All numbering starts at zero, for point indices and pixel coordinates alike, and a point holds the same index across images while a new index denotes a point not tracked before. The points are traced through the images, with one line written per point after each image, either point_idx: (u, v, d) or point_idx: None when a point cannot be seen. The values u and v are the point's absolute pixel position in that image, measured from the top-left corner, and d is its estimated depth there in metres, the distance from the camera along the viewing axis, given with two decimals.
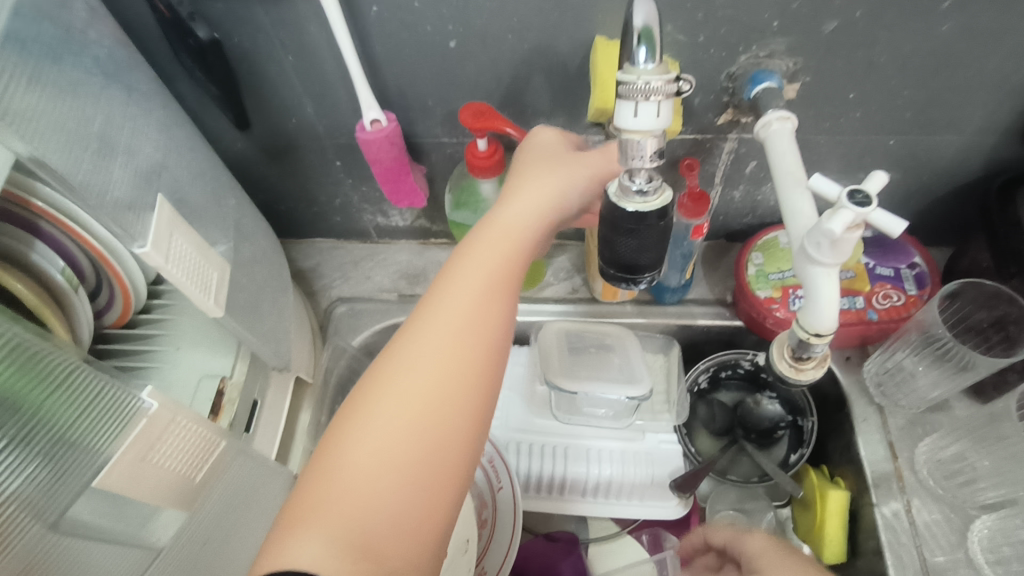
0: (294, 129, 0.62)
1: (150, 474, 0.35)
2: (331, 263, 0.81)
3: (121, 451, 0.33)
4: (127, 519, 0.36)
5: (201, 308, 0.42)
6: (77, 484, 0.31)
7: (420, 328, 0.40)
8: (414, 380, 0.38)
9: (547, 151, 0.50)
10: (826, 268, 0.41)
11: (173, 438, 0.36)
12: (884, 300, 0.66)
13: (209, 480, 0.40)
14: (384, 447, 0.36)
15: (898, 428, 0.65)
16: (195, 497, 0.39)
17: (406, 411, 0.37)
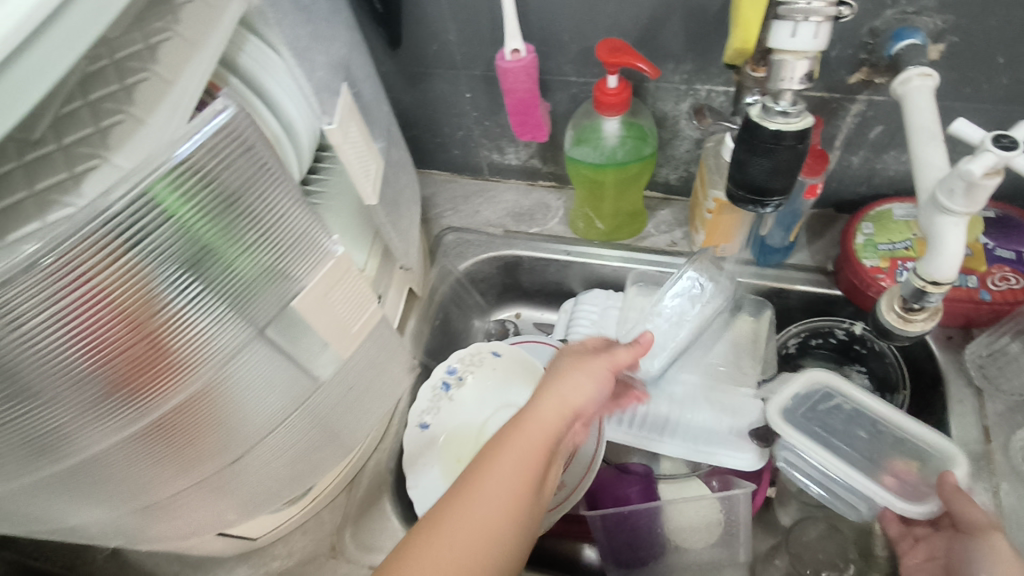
0: (436, 57, 0.67)
1: (326, 312, 0.43)
2: (444, 194, 0.87)
3: (306, 287, 0.41)
4: (304, 343, 0.44)
5: (359, 193, 0.48)
6: (274, 307, 0.40)
7: (493, 468, 0.46)
8: (524, 461, 0.46)
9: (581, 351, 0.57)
10: (955, 215, 0.42)
11: (344, 288, 0.44)
12: (1000, 282, 0.65)
13: (364, 331, 0.48)
14: (465, 525, 0.43)
15: (995, 414, 0.64)
16: (352, 343, 0.47)
17: (521, 448, 0.47)
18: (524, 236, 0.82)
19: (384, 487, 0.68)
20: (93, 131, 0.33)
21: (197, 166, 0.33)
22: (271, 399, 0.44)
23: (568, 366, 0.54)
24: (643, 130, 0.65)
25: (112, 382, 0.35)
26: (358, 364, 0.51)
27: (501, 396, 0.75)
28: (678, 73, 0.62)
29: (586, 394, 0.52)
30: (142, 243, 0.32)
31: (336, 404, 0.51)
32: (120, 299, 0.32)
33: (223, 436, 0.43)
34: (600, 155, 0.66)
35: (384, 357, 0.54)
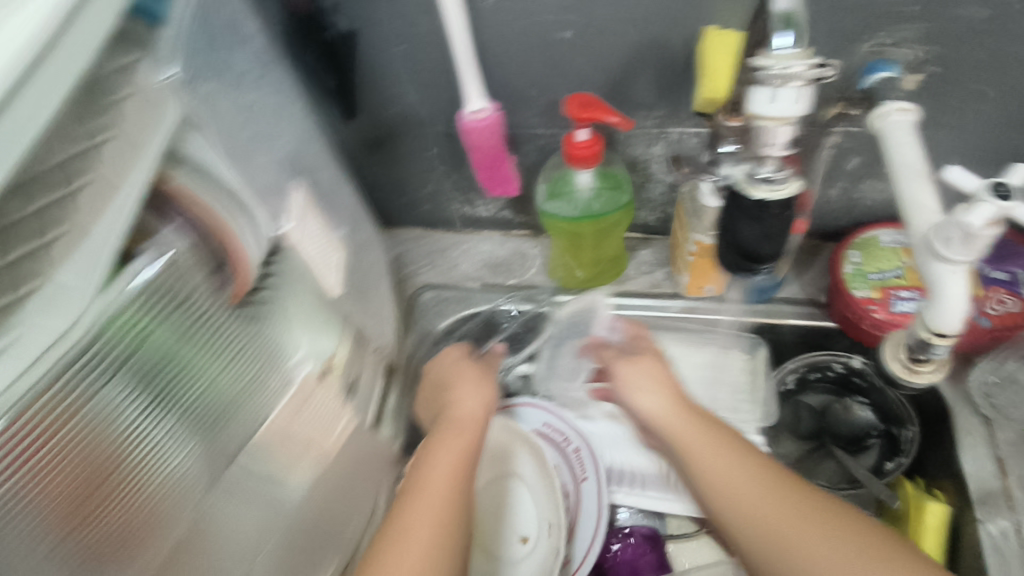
0: (395, 118, 0.64)
1: (297, 419, 0.49)
2: (416, 251, 0.84)
3: (265, 379, 0.46)
4: (254, 450, 0.46)
5: (323, 287, 0.47)
6: (243, 428, 0.45)
7: (433, 459, 0.49)
8: (456, 447, 0.50)
9: (452, 365, 0.62)
10: (955, 265, 0.39)
11: (311, 408, 0.50)
12: (996, 306, 0.62)
13: (321, 444, 0.51)
14: (425, 508, 0.45)
15: (1007, 443, 0.62)
16: (304, 450, 0.49)
17: (443, 475, 0.48)
18: (503, 289, 0.79)
19: None
20: (39, 244, 0.29)
21: (165, 288, 0.36)
22: (242, 505, 0.45)
23: (460, 379, 0.59)
24: (615, 177, 0.63)
25: (69, 524, 0.34)
26: (326, 481, 0.52)
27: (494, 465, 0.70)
28: (649, 119, 0.59)
29: (480, 400, 0.56)
30: (88, 377, 0.33)
31: (315, 518, 0.51)
32: (64, 436, 0.33)
33: (198, 560, 0.42)
34: (574, 208, 0.63)
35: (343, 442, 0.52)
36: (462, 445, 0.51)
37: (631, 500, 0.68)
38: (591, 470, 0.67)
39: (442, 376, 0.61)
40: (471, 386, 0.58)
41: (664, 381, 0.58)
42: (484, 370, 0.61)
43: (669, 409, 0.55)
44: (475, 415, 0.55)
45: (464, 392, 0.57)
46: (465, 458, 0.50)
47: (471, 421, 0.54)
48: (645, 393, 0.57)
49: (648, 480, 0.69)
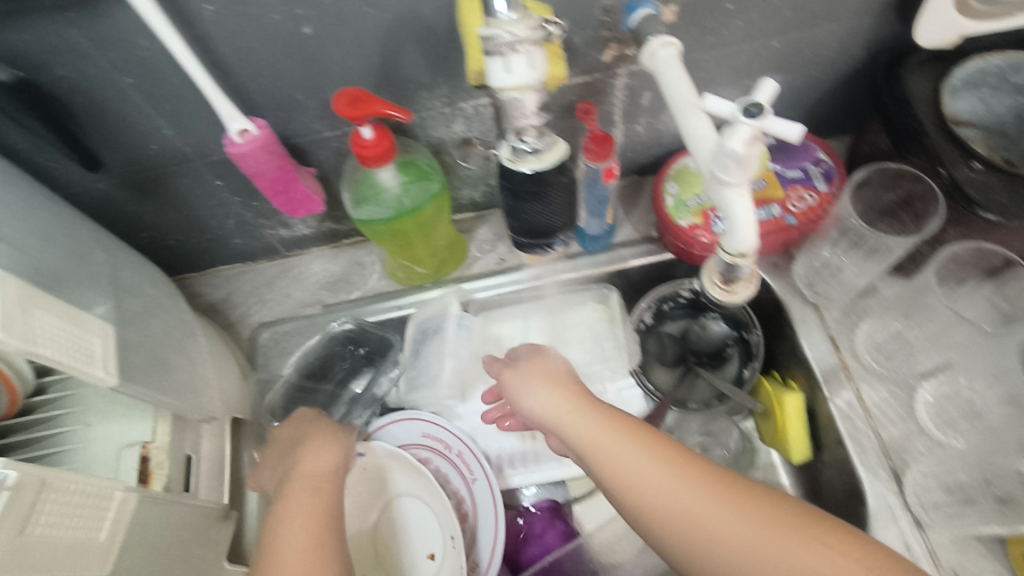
0: (158, 156, 0.56)
1: (40, 546, 0.33)
2: (242, 289, 0.76)
3: None
4: None
5: (90, 381, 0.37)
6: None
7: (286, 530, 0.47)
8: (310, 510, 0.48)
9: (304, 427, 0.58)
10: (735, 187, 0.40)
11: (57, 503, 0.34)
12: (799, 203, 0.67)
13: (118, 538, 0.38)
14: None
15: (834, 321, 0.68)
16: (107, 557, 0.37)
17: (299, 541, 0.46)
18: (347, 305, 0.74)
19: None
20: None
21: None
22: None
23: (311, 439, 0.55)
24: (422, 167, 0.59)
25: None
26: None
27: (387, 488, 0.68)
28: (436, 98, 0.56)
29: (330, 454, 0.54)
30: None
31: None
32: None
33: None
34: (386, 209, 0.59)
35: (175, 526, 0.45)
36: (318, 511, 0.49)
37: (526, 479, 0.67)
38: (479, 469, 0.65)
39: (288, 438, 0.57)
40: (321, 445, 0.54)
41: (555, 379, 0.52)
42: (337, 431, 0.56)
43: (562, 413, 0.49)
44: (332, 472, 0.53)
45: (313, 454, 0.53)
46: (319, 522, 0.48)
47: (325, 479, 0.52)
48: (533, 396, 0.52)
49: (539, 455, 0.68)
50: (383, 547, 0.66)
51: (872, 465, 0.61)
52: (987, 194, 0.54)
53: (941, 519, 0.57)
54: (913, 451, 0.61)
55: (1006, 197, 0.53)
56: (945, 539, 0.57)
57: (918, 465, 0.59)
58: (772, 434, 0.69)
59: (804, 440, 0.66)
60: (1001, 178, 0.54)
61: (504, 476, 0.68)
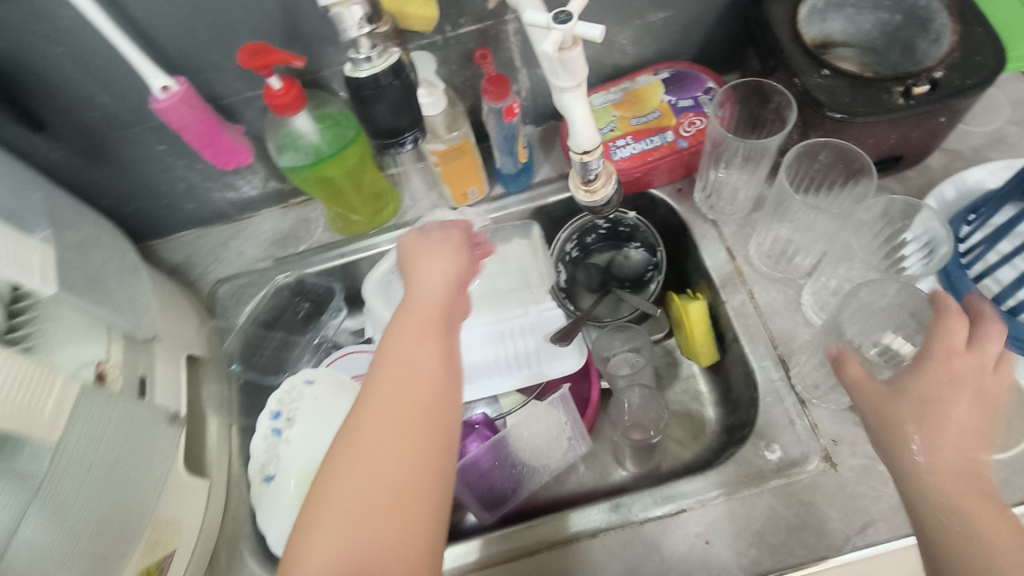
0: (101, 123, 0.64)
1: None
2: (201, 251, 0.84)
3: None
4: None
5: (29, 288, 0.45)
6: None
7: (387, 366, 0.48)
8: (431, 346, 0.50)
9: (433, 240, 0.59)
10: (570, 92, 0.47)
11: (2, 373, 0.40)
12: (690, 128, 0.74)
13: (63, 410, 0.44)
14: (390, 437, 0.46)
15: (732, 234, 0.74)
16: (53, 427, 0.43)
17: (388, 391, 0.47)
18: (295, 257, 0.82)
19: (243, 553, 0.67)
20: None
21: None
22: None
23: (425, 250, 0.58)
24: (337, 116, 0.67)
25: None
26: (109, 443, 0.48)
27: (329, 421, 0.72)
28: (341, 53, 0.63)
29: (447, 273, 0.56)
30: None
31: (88, 498, 0.46)
32: None
33: None
34: (307, 155, 0.66)
35: (127, 422, 0.51)
36: (427, 325, 0.51)
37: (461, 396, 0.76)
38: None
39: (407, 256, 0.59)
40: (428, 262, 0.57)
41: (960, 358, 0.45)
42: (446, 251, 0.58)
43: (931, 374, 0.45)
44: (450, 282, 0.55)
45: (428, 264, 0.56)
46: (436, 348, 0.50)
47: (442, 290, 0.54)
48: (931, 376, 0.45)
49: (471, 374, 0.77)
50: None
51: (762, 355, 0.67)
52: (832, 96, 0.60)
53: (822, 396, 0.64)
54: (799, 340, 0.67)
55: (849, 97, 0.59)
56: (825, 413, 0.64)
57: (802, 351, 0.66)
58: (684, 341, 0.76)
59: (710, 344, 0.73)
60: (847, 82, 0.60)
61: None
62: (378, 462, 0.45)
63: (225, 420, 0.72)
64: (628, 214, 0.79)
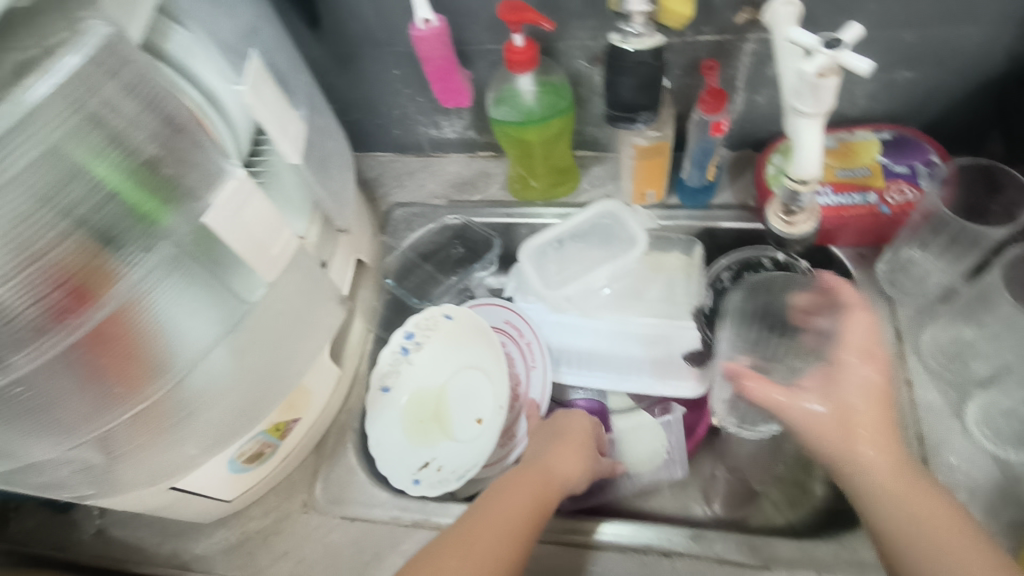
0: (361, 38, 0.72)
1: (240, 232, 0.43)
2: (389, 173, 0.92)
3: (215, 200, 0.41)
4: (219, 263, 0.47)
5: (282, 153, 0.52)
6: (186, 221, 0.43)
7: (500, 506, 0.56)
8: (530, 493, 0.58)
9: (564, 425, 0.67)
10: (807, 118, 0.47)
11: (256, 208, 0.44)
12: (897, 195, 0.70)
13: (285, 257, 0.48)
14: (485, 546, 0.52)
15: (906, 317, 0.70)
16: (274, 268, 0.47)
17: (497, 529, 0.54)
18: (468, 203, 0.87)
19: (347, 444, 0.73)
20: (38, 50, 0.36)
21: (79, 103, 0.37)
22: (203, 315, 0.47)
23: (561, 441, 0.65)
24: (557, 86, 0.71)
25: (46, 316, 0.39)
26: (287, 299, 0.53)
27: (457, 358, 0.78)
28: (582, 29, 0.67)
29: (572, 465, 0.63)
30: (53, 180, 0.37)
31: (266, 338, 0.52)
32: (32, 235, 0.37)
33: (165, 355, 0.46)
34: (518, 114, 0.71)
35: (306, 291, 0.55)
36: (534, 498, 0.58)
37: (577, 378, 0.78)
38: (541, 360, 0.75)
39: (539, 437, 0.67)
40: (557, 452, 0.63)
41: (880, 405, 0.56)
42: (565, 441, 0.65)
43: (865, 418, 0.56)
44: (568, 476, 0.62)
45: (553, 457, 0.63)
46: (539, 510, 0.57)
47: (556, 474, 0.61)
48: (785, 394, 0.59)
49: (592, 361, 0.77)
50: (443, 403, 0.76)
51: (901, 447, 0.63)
52: None
53: None
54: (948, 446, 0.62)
55: None
56: None
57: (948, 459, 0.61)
58: None
59: None
60: None
61: (559, 371, 0.78)
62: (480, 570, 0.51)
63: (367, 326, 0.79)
64: (801, 261, 0.75)
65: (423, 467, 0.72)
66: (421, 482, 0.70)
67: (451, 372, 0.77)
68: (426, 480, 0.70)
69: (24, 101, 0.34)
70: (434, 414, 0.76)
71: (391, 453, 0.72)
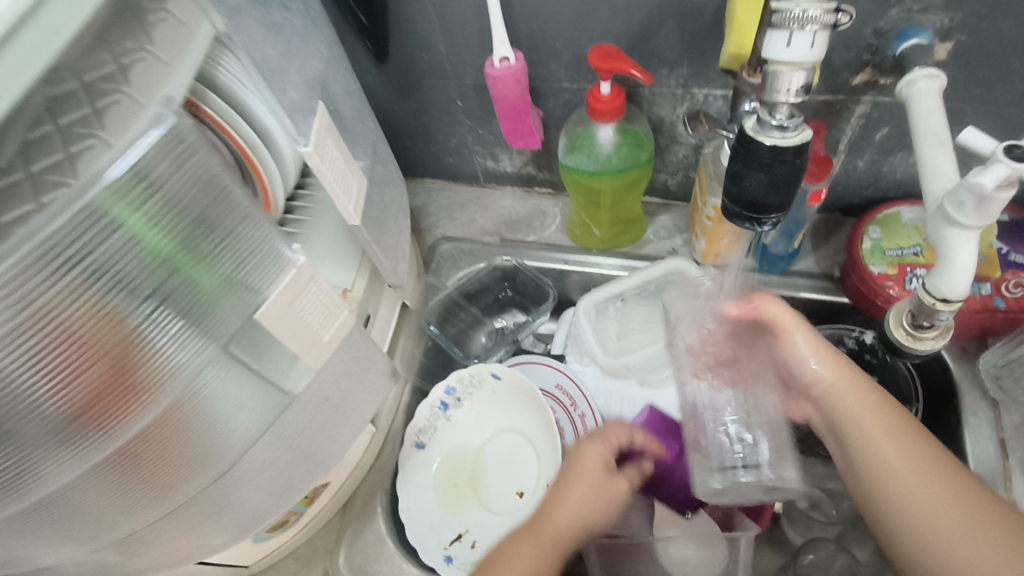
0: (425, 66, 0.65)
1: (295, 323, 0.40)
2: (437, 203, 0.85)
3: (273, 293, 0.38)
4: (273, 358, 0.41)
5: (341, 213, 0.46)
6: (240, 317, 0.37)
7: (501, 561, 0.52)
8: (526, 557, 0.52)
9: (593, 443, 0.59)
10: (965, 230, 0.39)
11: (311, 296, 0.41)
12: (1016, 288, 0.62)
13: (336, 342, 0.44)
14: None
15: (1011, 427, 0.62)
16: (324, 354, 0.44)
17: None
18: (520, 244, 0.80)
19: (375, 507, 0.67)
20: (90, 111, 0.30)
21: (143, 174, 0.30)
22: (254, 408, 0.42)
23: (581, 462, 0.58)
24: (638, 135, 0.63)
25: (87, 422, 0.33)
26: (332, 379, 0.47)
27: (499, 420, 0.72)
28: (673, 78, 0.60)
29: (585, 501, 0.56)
30: (106, 267, 0.30)
31: (307, 421, 0.47)
32: (85, 333, 0.30)
33: (208, 450, 0.41)
34: (593, 163, 0.64)
35: (361, 360, 0.50)
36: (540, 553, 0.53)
37: None
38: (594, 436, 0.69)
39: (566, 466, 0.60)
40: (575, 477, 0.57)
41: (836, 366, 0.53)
42: (574, 469, 0.58)
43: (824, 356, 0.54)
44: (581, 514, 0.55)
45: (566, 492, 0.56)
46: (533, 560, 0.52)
47: (562, 522, 0.55)
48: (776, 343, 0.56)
49: None
50: (481, 468, 0.70)
51: None
52: None
53: None
54: None
55: None
56: None
57: None
58: None
59: None
60: None
61: None
62: None
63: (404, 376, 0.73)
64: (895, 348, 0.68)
65: (455, 541, 0.65)
66: (453, 560, 0.64)
67: (492, 434, 0.71)
68: (458, 557, 0.64)
69: (88, 188, 0.28)
70: (470, 479, 0.69)
71: (422, 521, 0.66)
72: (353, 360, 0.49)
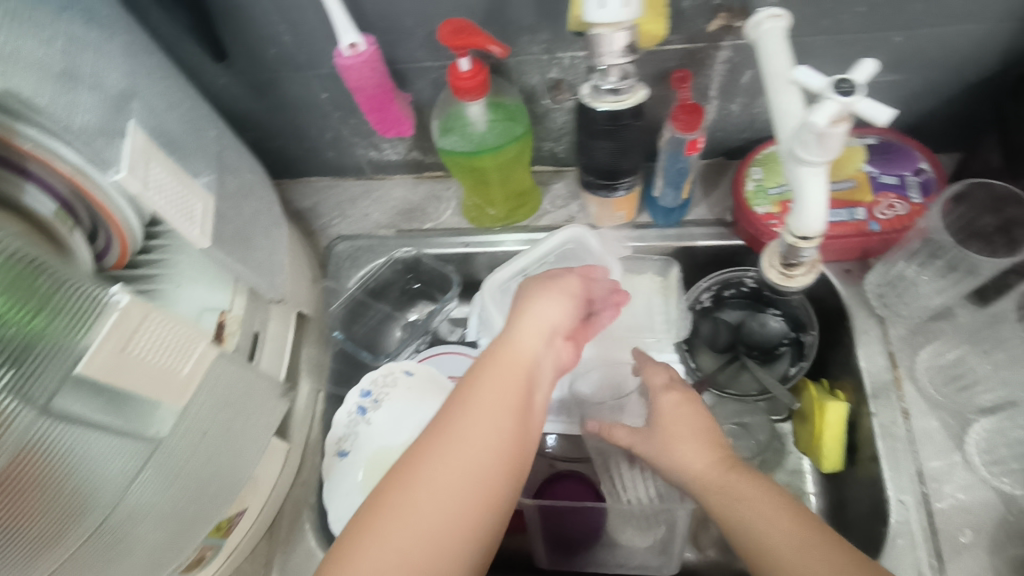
0: (276, 59, 0.61)
1: (137, 366, 0.37)
2: (327, 201, 0.82)
3: (98, 340, 0.35)
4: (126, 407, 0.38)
5: (188, 238, 0.43)
6: (62, 372, 0.34)
7: (488, 375, 0.46)
8: (503, 390, 0.45)
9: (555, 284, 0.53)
10: (814, 167, 0.40)
11: (151, 333, 0.38)
12: (887, 210, 0.65)
13: (195, 378, 0.42)
14: (452, 466, 0.43)
15: (898, 339, 0.65)
16: (184, 390, 0.41)
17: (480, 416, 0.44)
18: (418, 232, 0.78)
19: (304, 524, 0.65)
20: None
21: None
22: (117, 455, 0.38)
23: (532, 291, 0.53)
24: (509, 109, 0.62)
25: None
26: (206, 410, 0.44)
27: (419, 414, 0.68)
28: (535, 44, 0.58)
29: (556, 311, 0.51)
30: None
31: (190, 457, 0.44)
32: None
33: (74, 507, 0.37)
34: (468, 143, 0.62)
35: (242, 385, 0.48)
36: (514, 381, 0.46)
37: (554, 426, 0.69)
38: None
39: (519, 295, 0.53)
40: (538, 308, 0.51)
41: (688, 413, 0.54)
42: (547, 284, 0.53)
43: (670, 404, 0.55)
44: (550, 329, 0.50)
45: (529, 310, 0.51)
46: (509, 390, 0.46)
47: (529, 345, 0.48)
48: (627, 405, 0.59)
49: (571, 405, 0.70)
50: None
51: (904, 488, 0.59)
52: None
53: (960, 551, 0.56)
54: (951, 481, 0.59)
55: None
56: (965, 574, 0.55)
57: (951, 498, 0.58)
58: (807, 439, 0.67)
59: (838, 450, 0.64)
60: None
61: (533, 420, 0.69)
62: (446, 489, 0.42)
63: (316, 386, 0.70)
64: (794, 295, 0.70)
65: None
66: None
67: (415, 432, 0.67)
68: None
69: None
70: None
71: None
72: (228, 389, 0.47)
